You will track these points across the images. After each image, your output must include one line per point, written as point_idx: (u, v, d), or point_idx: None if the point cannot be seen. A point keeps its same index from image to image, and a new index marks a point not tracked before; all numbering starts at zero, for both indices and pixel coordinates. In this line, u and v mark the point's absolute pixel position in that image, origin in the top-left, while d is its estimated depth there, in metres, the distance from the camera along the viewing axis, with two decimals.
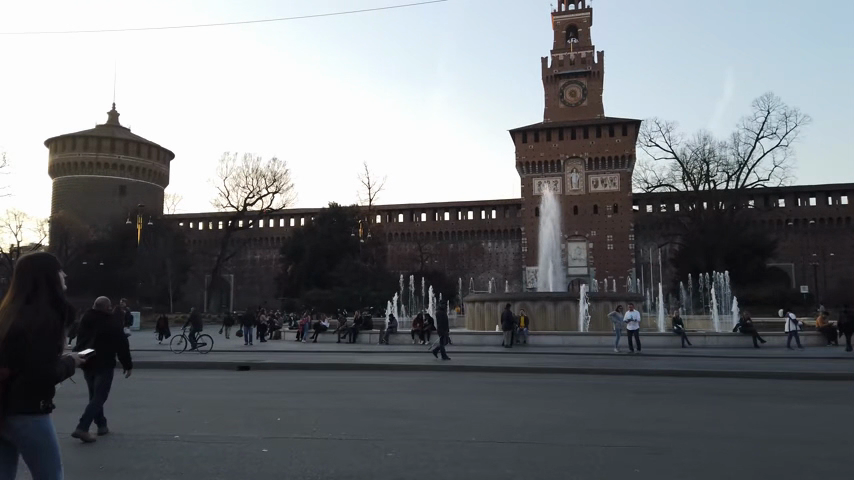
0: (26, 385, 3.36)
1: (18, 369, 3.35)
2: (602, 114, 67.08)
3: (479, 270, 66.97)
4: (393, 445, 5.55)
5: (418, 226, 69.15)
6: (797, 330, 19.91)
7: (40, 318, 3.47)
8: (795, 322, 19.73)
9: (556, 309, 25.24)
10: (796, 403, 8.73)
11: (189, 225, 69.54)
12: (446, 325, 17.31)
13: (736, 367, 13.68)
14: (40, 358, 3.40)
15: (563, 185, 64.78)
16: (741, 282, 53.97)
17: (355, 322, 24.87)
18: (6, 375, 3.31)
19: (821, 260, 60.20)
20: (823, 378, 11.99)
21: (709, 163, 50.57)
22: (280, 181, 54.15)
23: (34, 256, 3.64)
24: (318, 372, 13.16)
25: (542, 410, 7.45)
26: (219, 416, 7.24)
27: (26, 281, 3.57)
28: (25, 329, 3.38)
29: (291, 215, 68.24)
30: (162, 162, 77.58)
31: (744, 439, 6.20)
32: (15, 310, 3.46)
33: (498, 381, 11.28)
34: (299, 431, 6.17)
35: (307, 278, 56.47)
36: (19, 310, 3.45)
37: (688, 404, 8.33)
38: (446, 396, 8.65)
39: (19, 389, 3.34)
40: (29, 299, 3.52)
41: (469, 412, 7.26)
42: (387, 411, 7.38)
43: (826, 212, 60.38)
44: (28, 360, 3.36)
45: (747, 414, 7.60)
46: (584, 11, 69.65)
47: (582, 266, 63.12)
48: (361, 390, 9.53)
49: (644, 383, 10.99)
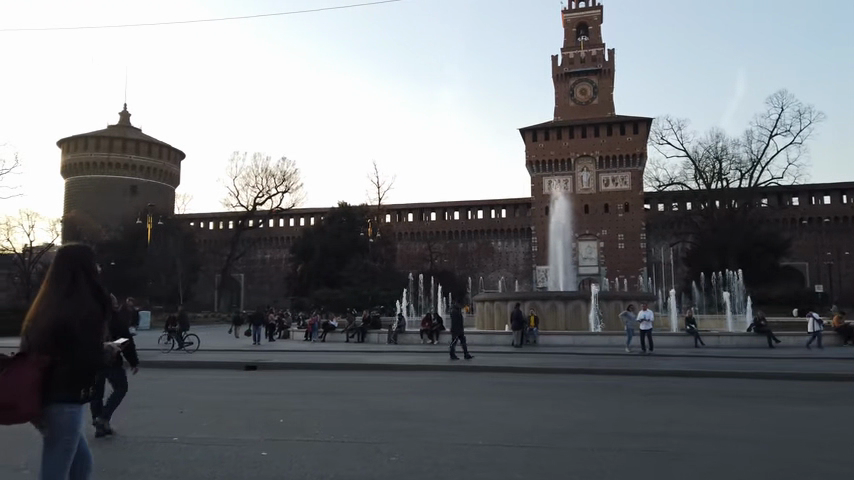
0: (68, 371, 3.55)
1: (60, 356, 3.55)
2: (613, 112, 66.58)
3: (489, 269, 66.70)
4: (397, 448, 5.37)
5: (427, 225, 68.94)
6: (820, 329, 19.61)
7: (81, 307, 3.67)
8: (817, 322, 19.39)
9: (566, 309, 24.95)
10: (814, 405, 8.44)
11: (200, 225, 69.77)
12: (459, 323, 17.07)
13: (752, 368, 13.36)
14: (83, 344, 3.60)
15: (574, 184, 64.32)
16: (755, 282, 53.27)
17: (364, 322, 24.70)
18: (49, 361, 3.50)
19: (836, 259, 59.31)
20: (842, 379, 11.66)
21: (722, 161, 50.01)
22: (290, 180, 54.16)
23: (72, 250, 3.89)
24: (324, 372, 13.00)
25: (551, 413, 7.24)
26: (221, 418, 7.10)
27: (67, 271, 3.79)
28: (67, 317, 3.59)
29: (300, 215, 68.26)
30: (173, 162, 77.83)
31: (760, 443, 5.96)
32: (59, 297, 3.67)
33: (508, 382, 11.04)
34: (301, 433, 6.01)
35: (317, 278, 56.22)
36: (60, 299, 3.66)
37: (703, 406, 8.09)
38: (454, 398, 8.43)
39: (61, 376, 3.52)
40: (71, 287, 3.72)
41: (476, 414, 7.05)
42: (392, 413, 7.18)
43: (841, 211, 59.50)
44: (72, 346, 3.58)
45: (763, 417, 7.33)
46: (594, 9, 69.20)
47: (593, 265, 62.65)
48: (367, 391, 9.35)
49: (657, 384, 10.72)
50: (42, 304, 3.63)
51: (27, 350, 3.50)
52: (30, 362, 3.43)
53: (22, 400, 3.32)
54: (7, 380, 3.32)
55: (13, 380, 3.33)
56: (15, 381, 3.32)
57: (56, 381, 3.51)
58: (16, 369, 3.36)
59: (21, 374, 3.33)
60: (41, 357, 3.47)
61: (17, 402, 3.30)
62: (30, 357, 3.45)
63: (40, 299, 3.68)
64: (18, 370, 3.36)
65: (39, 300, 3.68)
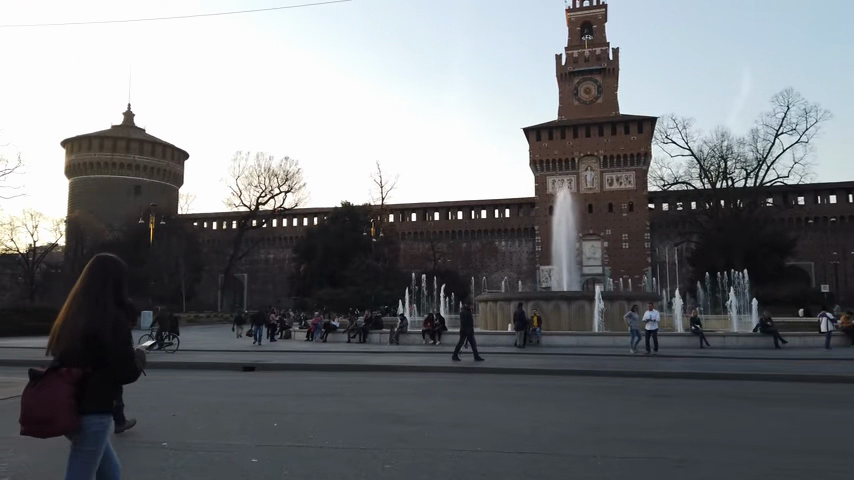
0: (102, 382, 3.66)
1: (92, 367, 3.65)
2: (617, 112, 66.27)
3: (492, 269, 66.46)
4: (393, 455, 5.16)
5: (431, 224, 68.67)
6: (830, 327, 19.44)
7: (109, 318, 3.71)
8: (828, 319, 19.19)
9: (569, 309, 24.72)
10: (823, 407, 8.19)
11: (203, 225, 69.72)
12: (466, 323, 16.85)
13: (758, 369, 13.13)
14: (116, 357, 3.67)
15: (577, 183, 64.03)
16: (759, 281, 52.86)
17: (365, 322, 24.51)
18: (81, 374, 3.60)
19: (842, 259, 58.85)
20: (850, 381, 11.41)
21: (727, 160, 49.64)
22: (292, 180, 54.02)
23: (97, 260, 3.90)
24: (324, 373, 12.82)
25: (553, 417, 7.00)
26: (214, 421, 6.90)
27: (94, 281, 3.81)
28: (95, 330, 3.63)
29: (303, 214, 68.10)
30: (177, 162, 77.77)
31: (772, 449, 5.74)
32: (86, 308, 3.70)
33: (508, 383, 10.83)
34: (294, 439, 5.80)
35: (319, 278, 56.09)
36: (87, 311, 3.69)
37: (709, 408, 7.89)
38: (453, 400, 8.23)
39: (95, 387, 3.62)
40: (98, 299, 3.74)
41: (476, 418, 6.86)
42: (389, 416, 6.96)
43: (846, 210, 59.05)
44: (105, 359, 3.66)
45: (773, 421, 7.08)
46: (598, 7, 68.87)
47: (597, 265, 62.36)
48: (365, 392, 9.14)
49: (662, 386, 10.51)
50: (70, 315, 3.68)
51: (60, 363, 3.59)
52: (62, 376, 3.53)
53: (59, 414, 3.46)
54: (43, 394, 3.45)
55: (49, 394, 3.46)
56: (50, 396, 3.45)
57: (90, 393, 3.62)
58: (50, 384, 3.48)
59: (56, 391, 3.45)
60: (73, 371, 3.57)
61: (54, 416, 3.44)
62: (62, 371, 3.55)
63: (67, 310, 3.71)
64: (52, 384, 3.48)
65: (67, 310, 3.72)
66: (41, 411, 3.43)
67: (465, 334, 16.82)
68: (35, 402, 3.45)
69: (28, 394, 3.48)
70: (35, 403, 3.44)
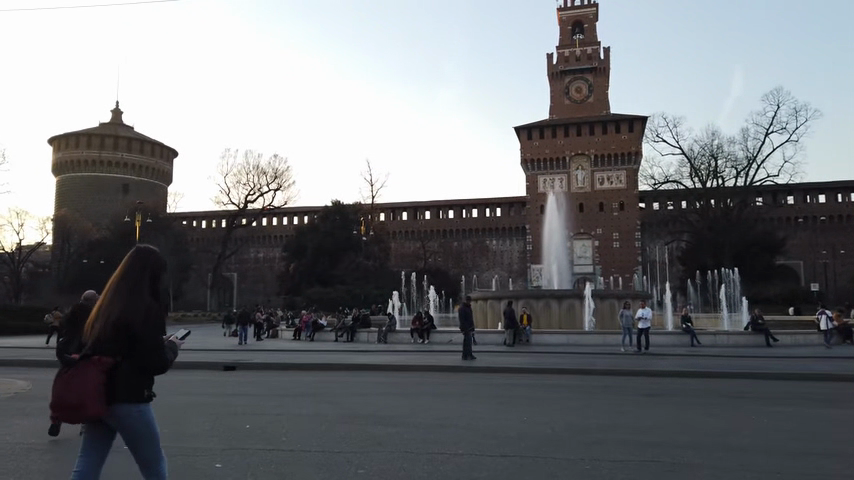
0: (133, 371, 3.58)
1: (123, 355, 3.57)
2: (608, 111, 66.20)
3: (483, 269, 66.39)
4: (369, 459, 4.84)
5: (421, 223, 68.30)
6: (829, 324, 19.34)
7: (141, 307, 3.58)
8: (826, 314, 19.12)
9: (560, 308, 24.45)
10: (820, 407, 7.89)
11: (192, 224, 69.06)
12: (465, 320, 16.55)
13: (749, 368, 12.89)
14: (146, 345, 3.55)
15: (568, 183, 63.85)
16: (749, 280, 52.99)
17: (353, 320, 24.15)
18: (113, 362, 3.54)
19: (831, 258, 59.13)
20: (845, 379, 11.19)
21: (717, 158, 49.55)
22: (282, 178, 53.52)
23: (137, 249, 3.81)
24: (307, 373, 12.45)
25: (543, 418, 6.68)
26: (183, 422, 6.56)
27: (131, 268, 3.69)
28: (126, 320, 3.53)
29: (293, 213, 67.60)
30: (166, 160, 77.12)
31: (772, 451, 5.45)
32: (121, 296, 3.60)
33: (496, 382, 10.51)
34: (265, 441, 5.49)
35: (309, 277, 55.60)
36: (119, 300, 3.58)
37: (705, 408, 7.61)
38: (438, 400, 7.92)
39: (126, 376, 3.56)
40: (132, 288, 3.63)
41: (460, 419, 6.55)
42: (370, 418, 6.62)
43: (834, 210, 59.34)
44: (136, 346, 3.55)
45: (770, 422, 6.80)
46: (589, 7, 68.77)
47: (587, 264, 62.32)
48: (347, 392, 8.81)
49: (654, 385, 10.23)
50: (105, 304, 3.61)
51: (92, 351, 3.57)
52: (94, 364, 3.52)
53: (89, 401, 3.48)
54: (75, 381, 3.49)
55: (80, 383, 3.48)
56: (81, 383, 3.48)
57: (121, 382, 3.55)
58: (84, 370, 3.50)
59: (85, 379, 3.47)
60: (105, 359, 3.53)
61: (83, 403, 3.47)
62: (94, 358, 3.53)
63: (103, 298, 3.65)
64: (85, 372, 3.51)
65: (104, 298, 3.65)
66: (74, 397, 3.48)
67: (464, 331, 16.52)
68: (70, 390, 3.50)
69: (63, 379, 3.54)
70: (67, 392, 3.49)
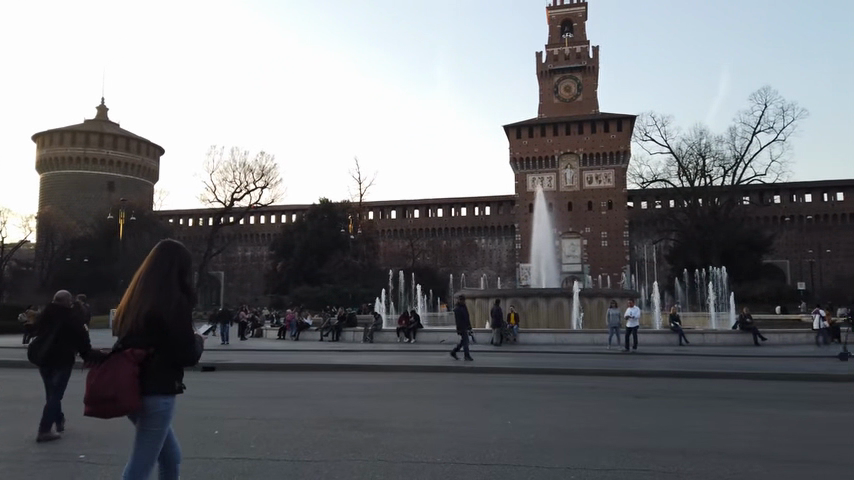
0: (164, 365, 3.60)
1: (155, 348, 3.61)
2: (596, 110, 66.17)
3: (472, 267, 66.25)
4: (338, 469, 4.54)
5: (410, 222, 68.04)
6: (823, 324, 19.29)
7: (173, 300, 3.65)
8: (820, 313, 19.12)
9: (548, 306, 24.26)
10: (812, 409, 7.66)
11: (178, 222, 68.39)
12: (464, 320, 16.24)
13: (740, 367, 12.73)
14: (178, 337, 3.59)
15: (557, 181, 63.86)
16: (737, 280, 53.19)
17: (339, 319, 23.79)
18: (145, 355, 3.58)
19: (817, 256, 59.49)
20: (836, 380, 11.04)
21: (705, 157, 49.63)
22: (269, 175, 52.93)
23: (162, 244, 3.89)
24: (289, 374, 12.12)
25: (529, 423, 6.42)
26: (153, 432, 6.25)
27: (161, 262, 3.77)
28: (158, 313, 3.59)
29: (281, 211, 67.06)
30: (152, 157, 76.24)
31: (764, 457, 5.20)
32: (152, 289, 3.67)
33: (481, 383, 10.28)
34: (232, 449, 5.18)
35: (297, 275, 55.21)
36: (152, 292, 3.65)
37: (695, 411, 7.39)
38: (419, 403, 7.65)
39: (157, 368, 3.58)
40: (162, 281, 3.70)
41: (441, 423, 6.29)
42: (348, 422, 6.34)
43: (821, 209, 59.70)
44: (167, 339, 3.59)
45: (761, 425, 6.57)
46: (578, 6, 68.68)
47: (576, 263, 62.40)
48: (327, 393, 8.53)
49: (643, 386, 10.02)
50: (138, 298, 3.64)
51: (123, 344, 3.60)
52: (127, 357, 3.54)
53: (123, 394, 3.47)
54: (110, 373, 3.48)
55: (113, 375, 3.48)
56: (115, 377, 3.47)
57: (153, 374, 3.57)
58: (117, 364, 3.51)
59: (119, 372, 3.47)
60: (137, 352, 3.56)
61: (117, 396, 3.45)
62: (127, 352, 3.56)
63: (134, 291, 3.69)
64: (119, 365, 3.51)
65: (133, 290, 3.69)
66: (108, 389, 3.46)
67: (464, 333, 16.21)
68: (103, 383, 3.48)
69: (96, 374, 3.53)
70: (99, 386, 3.48)
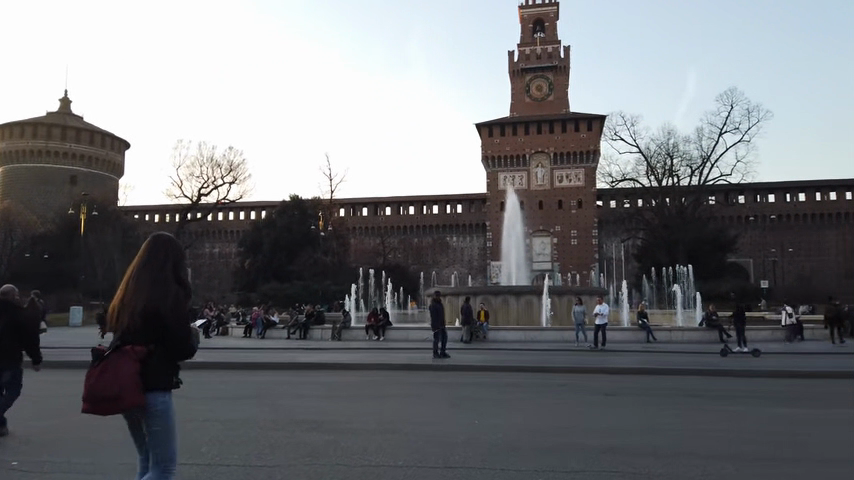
0: (164, 360, 3.49)
1: (153, 344, 3.48)
2: (567, 110, 66.64)
3: (443, 265, 66.21)
4: (296, 474, 4.28)
5: (381, 219, 67.61)
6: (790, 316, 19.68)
7: (169, 294, 3.51)
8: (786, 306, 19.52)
9: (518, 303, 24.24)
10: (779, 406, 7.61)
11: (144, 217, 66.89)
12: (437, 318, 16.06)
13: (706, 364, 12.76)
14: (176, 331, 3.47)
15: (528, 180, 64.17)
16: (702, 278, 54.02)
17: (306, 317, 23.39)
18: (143, 352, 3.44)
19: (780, 255, 60.84)
20: (799, 376, 11.13)
21: (673, 157, 50.27)
22: (237, 171, 51.91)
23: (153, 237, 3.73)
24: (253, 373, 11.76)
25: (497, 422, 6.22)
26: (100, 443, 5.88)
27: (154, 256, 3.62)
28: (155, 309, 3.44)
29: (250, 208, 66.08)
30: (117, 151, 74.41)
31: (732, 457, 5.07)
32: (147, 283, 3.53)
33: (448, 382, 10.08)
34: (184, 454, 4.87)
35: (265, 272, 54.44)
36: (147, 287, 3.50)
37: (663, 409, 7.29)
38: (383, 402, 7.42)
39: (158, 365, 3.47)
40: (157, 276, 3.56)
41: (404, 423, 6.05)
42: (308, 423, 6.06)
43: (783, 209, 61.11)
44: (166, 335, 3.46)
45: (729, 424, 6.45)
46: (550, 5, 69.04)
47: (546, 261, 62.78)
48: (289, 393, 8.24)
49: (610, 383, 9.96)
50: (132, 294, 3.50)
51: (121, 342, 3.45)
52: (127, 354, 3.41)
53: (124, 394, 3.35)
54: (108, 373, 3.34)
55: (113, 375, 3.35)
56: (116, 376, 3.34)
57: (152, 372, 3.45)
58: (116, 363, 3.37)
59: (120, 369, 3.33)
60: (136, 348, 3.43)
61: (119, 395, 3.33)
62: (126, 349, 3.42)
63: (127, 287, 3.55)
64: (118, 364, 3.37)
65: (128, 286, 3.55)
66: (107, 389, 3.33)
67: (437, 329, 16.03)
68: (102, 383, 3.34)
69: (95, 373, 3.40)
70: (99, 387, 3.34)
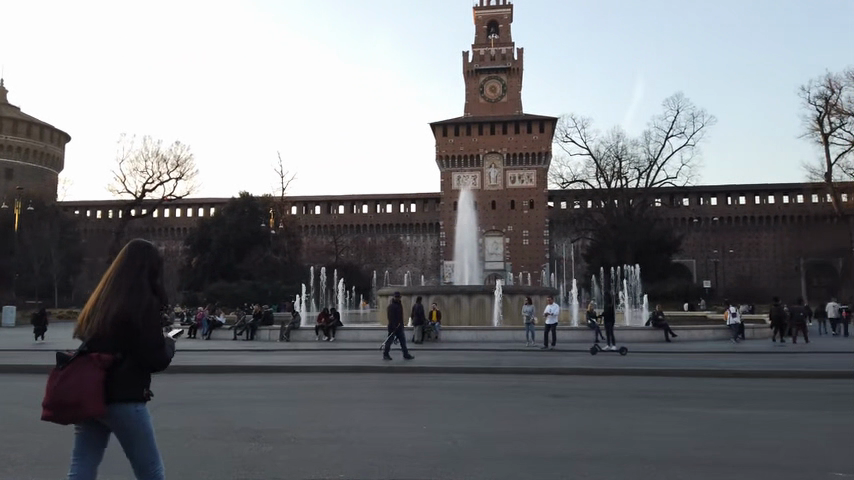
0: (132, 369, 3.42)
1: (123, 352, 3.41)
2: (520, 111, 67.33)
3: (396, 264, 65.91)
4: None
5: (334, 218, 66.81)
6: (738, 317, 20.13)
7: (143, 303, 3.46)
8: (735, 308, 19.97)
9: (470, 303, 24.19)
10: (722, 406, 7.73)
11: (84, 213, 64.12)
12: (395, 319, 15.80)
13: (652, 364, 12.93)
14: (147, 341, 3.40)
15: (481, 180, 64.55)
16: (649, 278, 55.40)
17: (254, 317, 22.75)
18: (111, 359, 3.38)
19: (721, 256, 63.04)
20: (740, 375, 11.38)
21: (622, 160, 51.47)
22: (184, 166, 50.29)
23: (133, 244, 3.68)
24: (194, 377, 11.29)
25: (445, 429, 6.06)
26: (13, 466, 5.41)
27: (132, 262, 3.58)
28: (127, 316, 3.39)
29: (198, 205, 64.25)
30: (56, 144, 71.05)
31: (678, 461, 5.06)
32: (122, 289, 3.49)
33: (397, 385, 9.86)
34: None
35: (212, 271, 53.01)
36: (123, 293, 3.45)
37: (611, 411, 7.28)
38: (326, 407, 7.16)
39: (125, 374, 3.40)
40: (133, 283, 3.51)
41: (349, 432, 5.80)
42: (248, 432, 5.76)
43: (724, 212, 63.35)
44: (136, 344, 3.41)
45: (677, 426, 6.49)
46: (504, 7, 69.58)
47: (498, 260, 63.33)
48: (229, 399, 7.88)
49: (560, 385, 9.93)
50: (104, 300, 3.45)
51: (89, 347, 3.40)
52: (93, 361, 3.34)
53: (86, 400, 3.28)
54: (72, 378, 3.28)
55: (76, 380, 3.28)
56: (79, 381, 3.27)
57: (119, 381, 3.38)
58: (79, 369, 3.30)
59: (84, 376, 3.27)
60: (103, 355, 3.36)
61: (82, 401, 3.26)
62: (93, 356, 3.35)
63: (101, 290, 3.50)
64: (82, 370, 3.30)
65: (101, 291, 3.51)
66: (70, 395, 3.26)
67: (394, 331, 15.79)
68: (65, 387, 3.28)
69: (58, 377, 3.33)
70: (61, 390, 3.28)
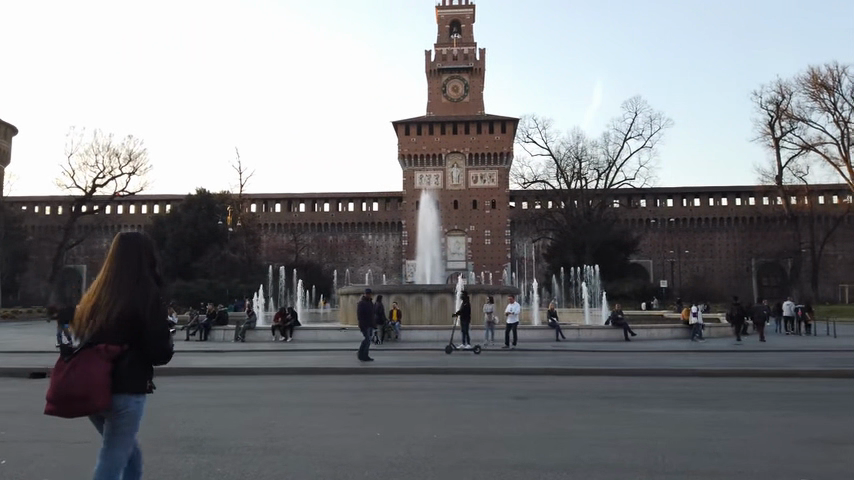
0: (138, 362, 3.38)
1: (129, 344, 3.36)
2: (482, 111, 67.42)
3: (358, 264, 65.17)
4: None
5: (295, 216, 65.74)
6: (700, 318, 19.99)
7: (149, 296, 3.41)
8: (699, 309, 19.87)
9: (431, 302, 23.96)
10: (682, 407, 7.65)
11: (30, 209, 61.39)
12: (366, 322, 15.31)
13: (613, 363, 12.87)
14: (153, 334, 3.37)
15: (444, 180, 64.44)
16: (608, 277, 56.03)
17: (208, 317, 22.03)
18: (118, 352, 3.33)
19: (677, 257, 64.35)
20: (697, 375, 11.40)
21: (581, 161, 52.07)
22: (137, 160, 48.75)
23: (128, 233, 3.58)
24: None
25: (402, 435, 5.78)
26: None
27: (133, 255, 3.51)
28: (134, 310, 3.34)
29: (153, 201, 62.36)
30: (4, 138, 68.10)
31: (639, 466, 4.90)
32: (127, 282, 3.43)
33: (352, 387, 9.53)
34: None
35: (167, 270, 51.47)
36: (127, 287, 3.41)
37: (572, 414, 7.13)
38: (276, 412, 6.80)
39: (132, 367, 3.35)
40: (137, 275, 3.46)
41: (298, 439, 5.46)
42: (190, 440, 5.39)
43: (681, 212, 64.68)
44: (143, 337, 3.36)
45: (637, 428, 6.33)
46: (467, 7, 69.56)
47: (460, 259, 63.38)
48: (172, 404, 7.42)
49: (519, 386, 9.75)
50: (109, 292, 3.39)
51: (94, 340, 3.32)
52: (99, 354, 3.28)
53: (95, 393, 3.23)
54: (80, 372, 3.22)
55: (83, 372, 3.23)
56: (86, 374, 3.22)
57: (126, 374, 3.34)
58: (88, 362, 3.24)
59: (93, 368, 3.22)
60: (110, 347, 3.30)
61: (91, 394, 3.21)
62: (99, 348, 3.30)
63: (104, 284, 3.43)
64: (90, 363, 3.25)
65: (104, 283, 3.44)
66: (79, 389, 3.20)
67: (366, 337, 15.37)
68: (74, 381, 3.22)
69: (64, 370, 3.26)
70: (68, 384, 3.22)
